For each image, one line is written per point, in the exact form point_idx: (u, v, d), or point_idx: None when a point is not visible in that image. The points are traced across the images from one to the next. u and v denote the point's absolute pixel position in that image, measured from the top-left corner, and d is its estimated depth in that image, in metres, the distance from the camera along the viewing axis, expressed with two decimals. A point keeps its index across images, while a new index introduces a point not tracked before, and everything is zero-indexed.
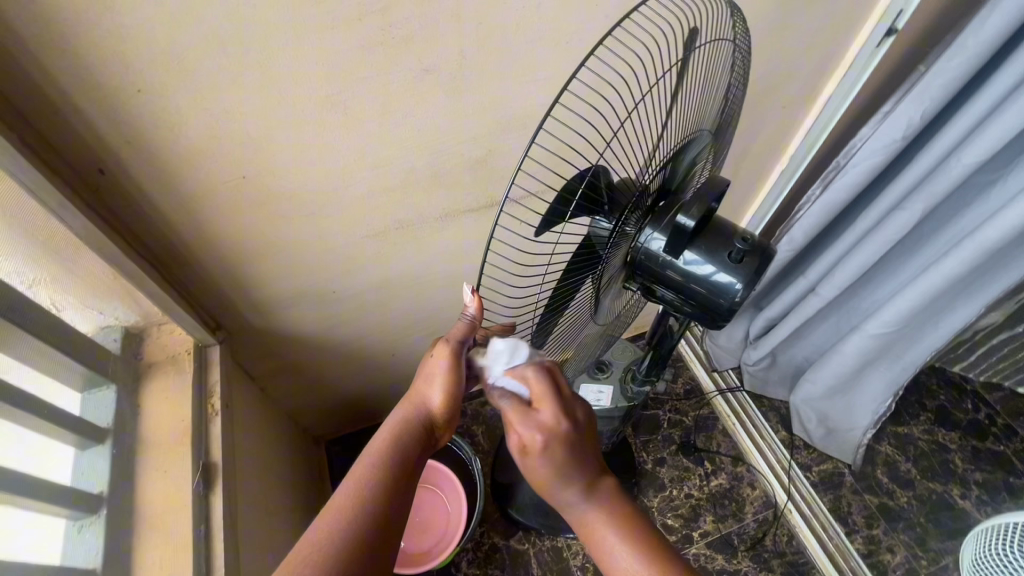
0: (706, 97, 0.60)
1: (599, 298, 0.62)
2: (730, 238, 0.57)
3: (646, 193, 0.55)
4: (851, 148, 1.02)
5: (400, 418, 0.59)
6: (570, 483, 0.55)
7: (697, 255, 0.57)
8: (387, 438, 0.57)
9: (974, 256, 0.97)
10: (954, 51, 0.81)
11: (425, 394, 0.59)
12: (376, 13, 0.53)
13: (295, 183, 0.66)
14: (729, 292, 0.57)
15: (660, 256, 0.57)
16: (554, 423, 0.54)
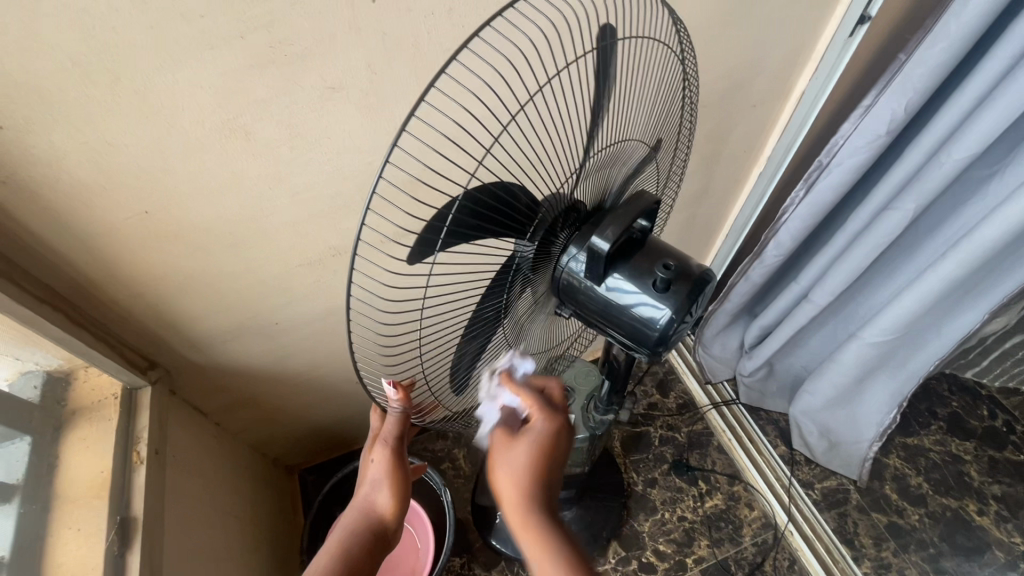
0: (645, 106, 0.53)
1: (525, 322, 0.57)
2: (654, 263, 0.51)
3: (569, 207, 0.49)
4: (832, 146, 0.94)
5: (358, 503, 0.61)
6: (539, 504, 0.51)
7: (622, 280, 0.51)
8: (348, 525, 0.60)
9: (974, 258, 0.89)
10: (934, 37, 0.74)
11: (373, 496, 0.60)
12: (261, 28, 0.48)
13: (207, 214, 0.62)
14: (658, 322, 0.50)
15: (581, 282, 0.51)
16: (540, 428, 0.51)
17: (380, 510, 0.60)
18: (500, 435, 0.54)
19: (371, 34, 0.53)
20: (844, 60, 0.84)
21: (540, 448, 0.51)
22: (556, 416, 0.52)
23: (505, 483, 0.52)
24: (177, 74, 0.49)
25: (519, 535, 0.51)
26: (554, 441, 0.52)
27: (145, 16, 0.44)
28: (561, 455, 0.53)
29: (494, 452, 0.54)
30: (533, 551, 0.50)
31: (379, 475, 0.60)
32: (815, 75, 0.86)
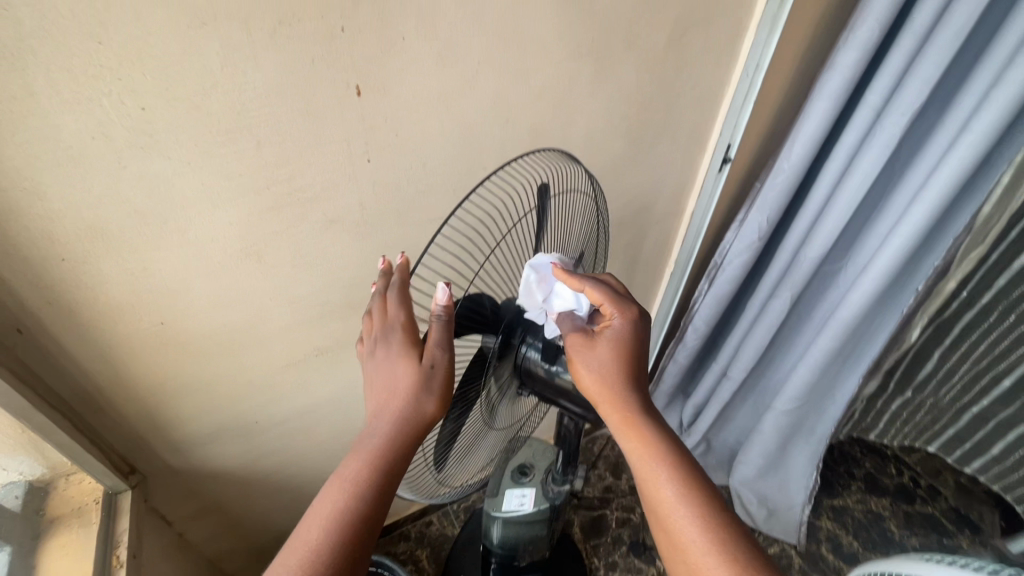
0: (574, 236, 0.71)
1: (496, 403, 0.68)
2: None
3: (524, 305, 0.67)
4: (723, 250, 1.20)
5: (348, 466, 0.53)
6: (626, 395, 0.61)
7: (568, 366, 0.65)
8: (337, 497, 0.52)
9: (840, 335, 1.11)
10: (776, 173, 1.03)
11: (387, 385, 0.54)
12: (282, 182, 0.64)
13: (211, 322, 0.72)
14: None
15: (539, 366, 0.66)
16: (617, 319, 0.60)
17: (401, 395, 0.53)
18: (578, 338, 0.62)
19: (365, 181, 0.70)
20: (718, 188, 1.08)
21: (621, 342, 0.61)
22: (629, 307, 0.61)
23: (603, 384, 0.60)
24: (212, 215, 0.62)
25: (625, 435, 0.60)
26: (631, 334, 0.61)
27: (197, 178, 0.59)
28: (637, 343, 0.62)
29: (575, 355, 0.61)
30: (640, 450, 0.59)
31: (391, 360, 0.54)
32: (699, 198, 1.09)
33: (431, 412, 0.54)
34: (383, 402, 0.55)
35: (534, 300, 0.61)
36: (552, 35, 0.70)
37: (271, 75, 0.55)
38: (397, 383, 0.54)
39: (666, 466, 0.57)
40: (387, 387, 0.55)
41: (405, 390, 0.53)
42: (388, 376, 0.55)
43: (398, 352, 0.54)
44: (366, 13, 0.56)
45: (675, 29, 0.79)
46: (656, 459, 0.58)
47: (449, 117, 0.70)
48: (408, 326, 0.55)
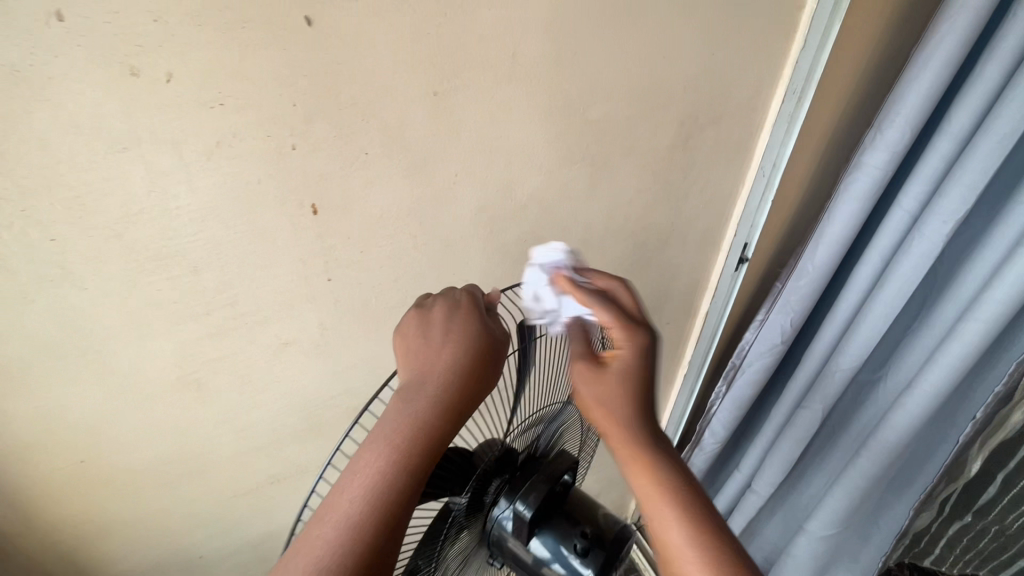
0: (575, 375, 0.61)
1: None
2: (576, 523, 0.52)
3: (509, 453, 0.53)
4: (742, 349, 1.08)
5: (381, 437, 0.39)
6: (631, 420, 0.48)
7: (545, 544, 0.50)
8: (364, 481, 0.38)
9: (884, 457, 0.96)
10: (799, 273, 0.92)
11: (437, 351, 0.44)
12: (227, 306, 0.56)
13: (144, 455, 0.63)
14: None
15: (510, 539, 0.51)
16: (625, 346, 0.49)
17: (458, 363, 0.43)
18: (579, 360, 0.50)
19: (325, 300, 0.62)
20: (735, 287, 0.98)
21: (634, 372, 0.49)
22: (641, 329, 0.49)
23: (611, 415, 0.48)
24: (140, 345, 0.54)
25: (630, 472, 0.48)
26: (644, 363, 0.49)
27: (122, 307, 0.51)
28: (652, 371, 0.50)
29: (581, 386, 0.50)
30: (650, 494, 0.46)
31: (449, 330, 0.45)
32: (715, 298, 0.99)
33: (491, 385, 0.45)
34: (425, 380, 0.43)
35: (542, 305, 0.54)
36: (540, 145, 0.63)
37: (209, 197, 0.49)
38: (458, 343, 0.44)
39: (681, 513, 0.45)
40: (440, 346, 0.44)
41: (465, 359, 0.43)
42: (445, 333, 0.45)
43: (464, 314, 0.46)
44: (321, 129, 0.50)
45: (680, 131, 0.72)
46: (670, 499, 0.45)
47: (422, 232, 0.62)
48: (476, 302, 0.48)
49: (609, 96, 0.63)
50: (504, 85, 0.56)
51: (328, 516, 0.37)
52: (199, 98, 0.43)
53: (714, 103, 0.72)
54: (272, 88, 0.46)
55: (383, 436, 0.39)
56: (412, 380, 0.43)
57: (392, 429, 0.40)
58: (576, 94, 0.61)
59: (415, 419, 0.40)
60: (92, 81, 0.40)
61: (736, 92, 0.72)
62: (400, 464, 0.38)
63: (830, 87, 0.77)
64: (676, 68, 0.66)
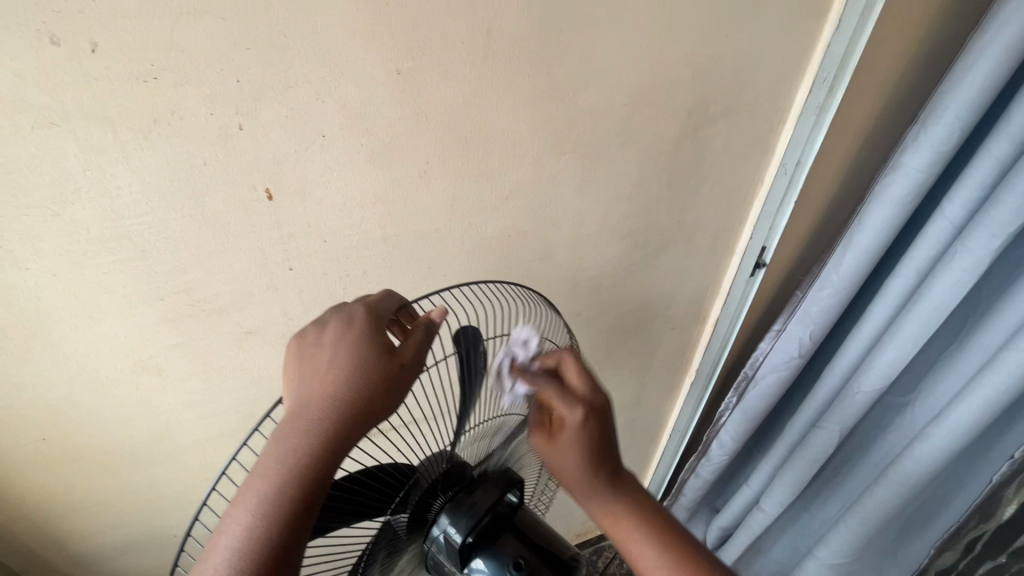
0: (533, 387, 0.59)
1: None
2: (517, 550, 0.50)
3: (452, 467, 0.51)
4: (755, 360, 1.00)
5: (250, 491, 0.37)
6: (601, 488, 0.53)
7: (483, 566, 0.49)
8: (232, 541, 0.36)
9: (904, 489, 0.87)
10: (822, 283, 0.83)
11: (327, 362, 0.43)
12: (181, 292, 0.54)
13: (108, 436, 0.62)
14: None
15: (445, 559, 0.49)
16: (575, 421, 0.50)
17: (346, 368, 0.42)
18: (540, 437, 0.53)
19: (288, 291, 0.58)
20: (749, 295, 0.90)
21: (579, 439, 0.51)
22: (581, 403, 0.50)
23: (573, 477, 0.53)
24: (92, 328, 0.53)
25: (605, 522, 0.54)
26: (588, 430, 0.51)
27: (69, 289, 0.49)
28: (603, 433, 0.52)
29: (543, 454, 0.54)
30: (631, 545, 0.53)
31: (340, 338, 0.44)
32: (726, 305, 0.91)
33: (383, 415, 0.42)
34: (316, 393, 0.42)
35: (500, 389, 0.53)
36: (522, 132, 0.57)
37: (152, 178, 0.46)
38: (339, 375, 0.42)
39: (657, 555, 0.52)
40: (323, 380, 0.42)
41: (354, 364, 0.42)
42: (333, 351, 0.44)
43: (351, 339, 0.44)
44: (272, 109, 0.46)
45: (687, 122, 0.65)
46: (646, 544, 0.52)
47: (392, 222, 0.58)
48: (373, 307, 0.47)
49: (603, 80, 0.57)
50: (479, 66, 0.51)
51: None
52: (130, 71, 0.40)
53: (728, 91, 0.64)
54: (212, 62, 0.42)
55: (252, 487, 0.38)
56: (287, 422, 0.41)
57: (262, 481, 0.38)
58: (564, 77, 0.55)
59: (287, 464, 0.38)
60: (10, 50, 0.37)
61: (755, 79, 0.64)
62: (272, 516, 0.37)
63: (867, 76, 0.68)
64: (683, 50, 0.58)
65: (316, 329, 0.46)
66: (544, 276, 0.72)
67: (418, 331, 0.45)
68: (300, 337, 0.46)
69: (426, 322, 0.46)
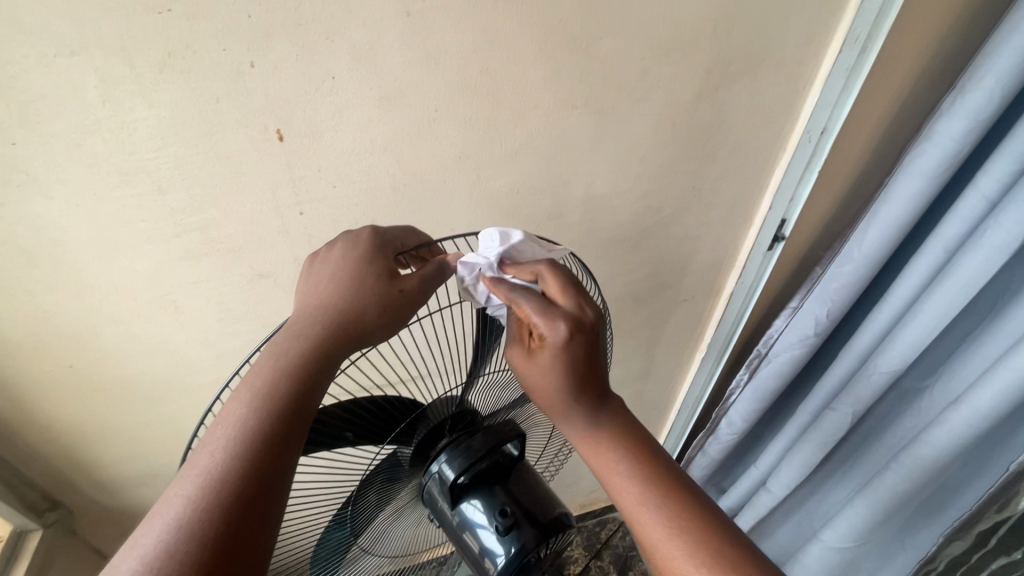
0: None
1: (400, 509, 0.56)
2: (507, 499, 0.51)
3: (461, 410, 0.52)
4: (769, 337, 0.97)
5: (249, 382, 0.40)
6: (580, 399, 0.51)
7: (472, 508, 0.50)
8: (232, 427, 0.38)
9: (916, 475, 0.85)
10: (843, 259, 0.80)
11: (330, 277, 0.47)
12: (196, 231, 0.56)
13: (129, 368, 0.65)
14: (493, 563, 0.49)
15: (438, 496, 0.51)
16: (557, 331, 0.46)
17: (349, 282, 0.46)
18: (517, 351, 0.51)
19: (299, 236, 0.60)
20: (767, 270, 0.88)
21: (561, 359, 0.48)
22: (563, 317, 0.46)
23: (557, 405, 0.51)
24: (114, 261, 0.55)
25: (583, 447, 0.53)
26: (574, 346, 0.47)
27: (92, 220, 0.52)
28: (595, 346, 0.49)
29: (518, 370, 0.51)
30: (606, 462, 0.52)
31: (345, 258, 0.48)
32: (741, 279, 0.89)
33: (381, 333, 0.46)
34: (319, 305, 0.45)
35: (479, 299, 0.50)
36: (534, 84, 0.57)
37: (168, 112, 0.47)
38: (344, 290, 0.45)
39: (630, 473, 0.50)
40: (327, 293, 0.46)
41: (357, 280, 0.46)
42: (336, 268, 0.47)
43: (355, 258, 0.47)
44: (283, 48, 0.47)
45: (707, 80, 0.63)
46: (622, 464, 0.51)
47: (401, 171, 0.59)
48: (381, 235, 0.50)
49: (619, 31, 0.55)
50: (491, 10, 0.50)
51: (194, 462, 0.36)
52: (147, 1, 0.41)
53: (752, 47, 0.61)
54: None
55: (253, 381, 0.40)
56: (286, 328, 0.44)
57: (260, 375, 0.40)
58: (577, 25, 0.54)
59: (288, 360, 0.41)
60: None
61: (781, 36, 0.62)
62: (271, 409, 0.39)
63: (905, 37, 0.64)
64: (706, 1, 0.56)
65: (325, 252, 0.49)
66: (553, 237, 0.72)
67: (430, 267, 0.48)
68: (310, 258, 0.50)
69: (440, 262, 0.49)
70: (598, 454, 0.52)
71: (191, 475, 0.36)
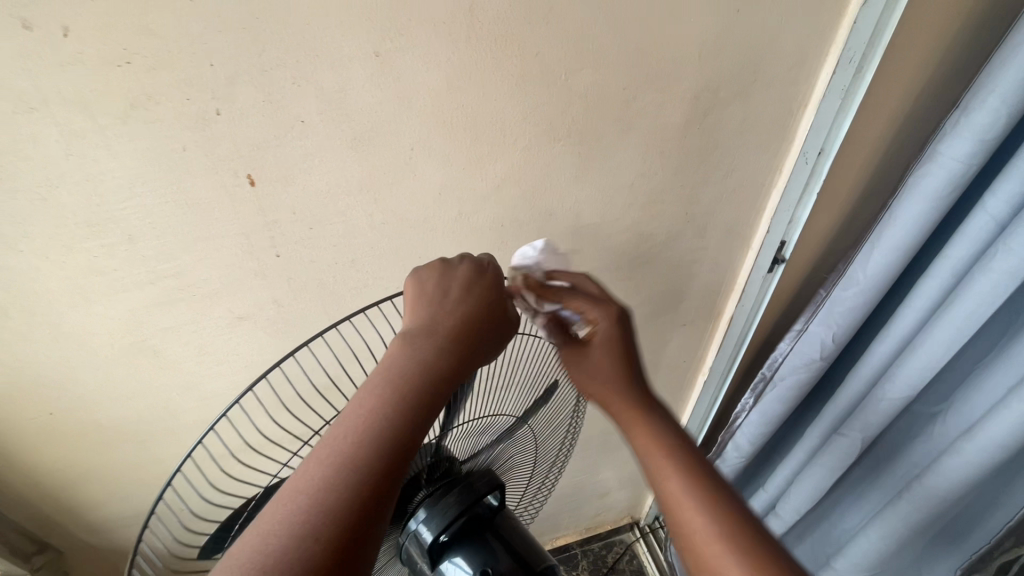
0: (528, 392, 0.57)
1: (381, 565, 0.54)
2: (489, 554, 0.49)
3: (440, 462, 0.50)
4: (773, 360, 0.94)
5: (348, 425, 0.38)
6: (628, 388, 0.50)
7: (454, 566, 0.48)
8: (323, 473, 0.35)
9: (931, 505, 0.82)
10: (846, 282, 0.77)
11: (437, 313, 0.45)
12: (172, 277, 0.55)
13: (112, 412, 0.64)
14: None
15: (418, 556, 0.49)
16: (602, 321, 0.51)
17: (449, 325, 0.44)
18: (569, 348, 0.53)
19: (277, 278, 0.59)
20: (767, 293, 0.85)
21: (611, 342, 0.51)
22: (604, 311, 0.51)
23: (604, 393, 0.51)
24: (88, 310, 0.54)
25: (636, 445, 0.48)
26: (615, 339, 0.51)
27: (63, 271, 0.51)
28: (631, 341, 0.52)
29: (571, 369, 0.53)
30: (651, 458, 0.47)
31: (449, 295, 0.46)
32: (742, 302, 0.86)
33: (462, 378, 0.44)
34: (420, 342, 0.43)
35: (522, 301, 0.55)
36: (512, 119, 0.55)
37: (134, 163, 0.46)
38: (443, 331, 0.44)
39: (680, 475, 0.44)
40: (430, 329, 0.44)
41: (455, 326, 0.44)
42: (446, 306, 0.45)
43: (457, 300, 0.46)
44: (249, 95, 0.45)
45: (695, 107, 0.61)
46: (667, 460, 0.46)
47: (379, 210, 0.57)
48: (490, 274, 0.48)
49: (599, 61, 0.54)
50: (464, 49, 0.49)
51: (285, 504, 0.34)
52: (104, 56, 0.40)
53: (741, 72, 0.59)
54: (185, 46, 0.42)
55: (373, 397, 0.39)
56: (388, 364, 0.42)
57: (360, 417, 0.38)
58: (555, 59, 0.52)
59: (392, 403, 0.39)
60: None
61: (771, 61, 0.59)
62: (384, 436, 0.37)
63: (902, 55, 0.61)
64: (689, 29, 0.54)
65: (443, 268, 0.48)
66: None
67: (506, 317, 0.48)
68: (410, 277, 0.48)
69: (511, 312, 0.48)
70: (648, 450, 0.47)
71: (276, 523, 0.33)
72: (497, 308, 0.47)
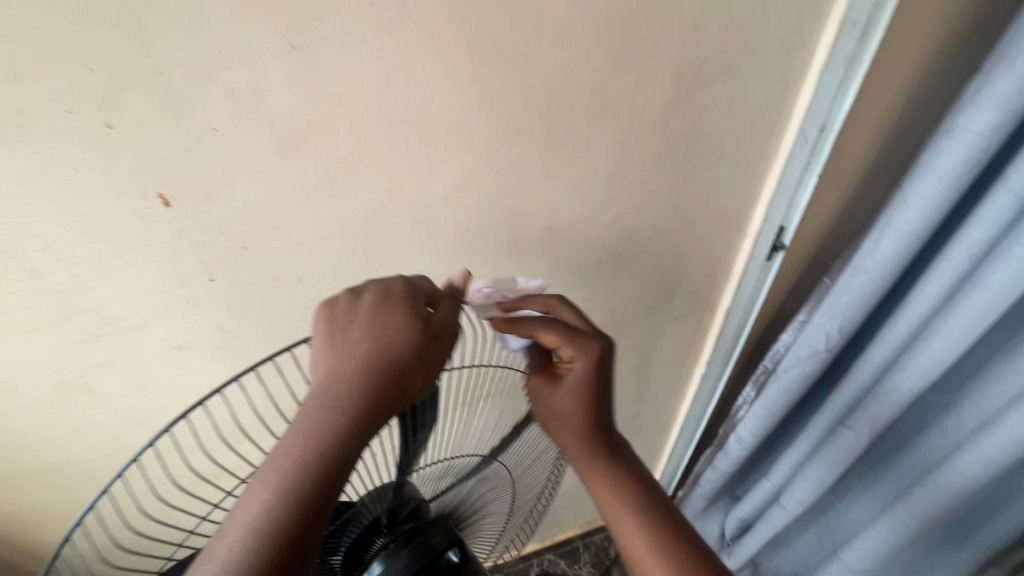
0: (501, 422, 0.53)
1: None
2: None
3: (399, 505, 0.45)
4: (775, 351, 0.88)
5: (247, 505, 0.34)
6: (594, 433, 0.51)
7: None
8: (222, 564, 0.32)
9: (945, 499, 0.76)
10: (852, 269, 0.70)
11: (343, 356, 0.39)
12: (93, 311, 0.48)
13: (54, 453, 0.59)
14: None
15: None
16: (579, 363, 0.48)
17: (356, 368, 0.38)
18: (540, 378, 0.51)
19: (215, 303, 0.52)
20: (766, 282, 0.78)
21: (583, 385, 0.49)
22: (589, 352, 0.49)
23: (573, 430, 0.50)
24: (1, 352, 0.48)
25: (586, 475, 0.51)
26: (592, 381, 0.49)
27: None
28: (608, 380, 0.51)
29: (537, 398, 0.51)
30: (603, 491, 0.50)
31: (355, 329, 0.40)
32: (739, 292, 0.80)
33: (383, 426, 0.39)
34: (327, 393, 0.38)
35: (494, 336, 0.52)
36: (466, 110, 0.48)
37: (18, 190, 0.39)
38: (352, 377, 0.38)
39: (630, 508, 0.48)
40: (336, 379, 0.38)
41: (363, 368, 0.39)
42: (354, 344, 0.39)
43: (369, 335, 0.40)
44: (144, 102, 0.38)
45: (677, 86, 0.53)
46: (621, 496, 0.49)
47: (322, 222, 0.50)
48: (401, 294, 0.42)
49: (560, 40, 0.46)
50: (399, 33, 0.41)
51: None
52: None
53: (727, 44, 0.51)
54: (52, 49, 0.34)
55: (269, 472, 0.35)
56: (292, 426, 0.37)
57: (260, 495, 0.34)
58: (510, 39, 0.45)
59: (297, 472, 0.35)
60: None
61: (762, 29, 0.52)
62: (284, 516, 0.33)
63: (914, 14, 0.53)
64: None
65: (349, 297, 0.42)
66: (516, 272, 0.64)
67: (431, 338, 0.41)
68: (321, 309, 0.42)
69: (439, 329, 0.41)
70: (603, 488, 0.49)
71: None
72: (416, 338, 0.40)
